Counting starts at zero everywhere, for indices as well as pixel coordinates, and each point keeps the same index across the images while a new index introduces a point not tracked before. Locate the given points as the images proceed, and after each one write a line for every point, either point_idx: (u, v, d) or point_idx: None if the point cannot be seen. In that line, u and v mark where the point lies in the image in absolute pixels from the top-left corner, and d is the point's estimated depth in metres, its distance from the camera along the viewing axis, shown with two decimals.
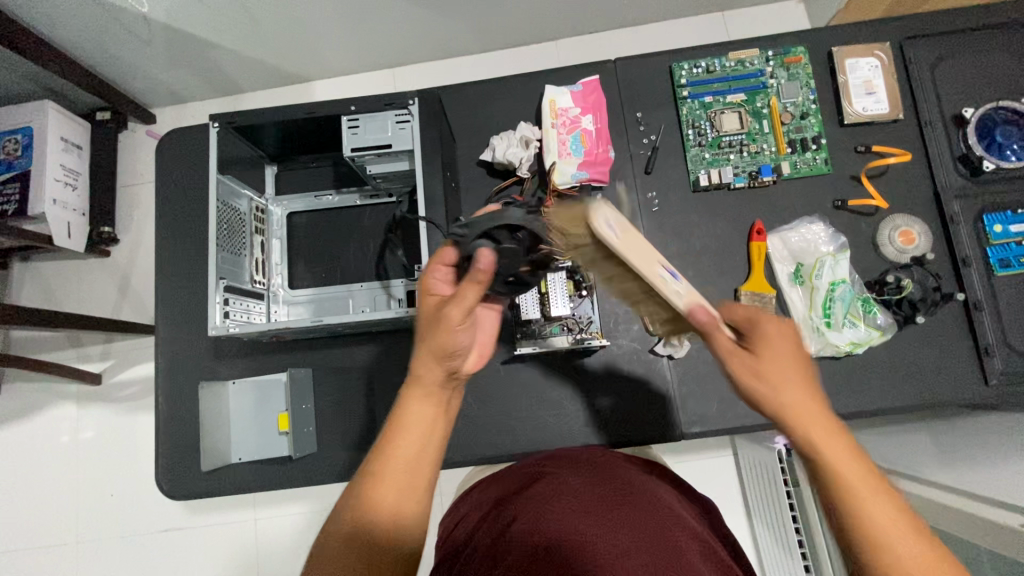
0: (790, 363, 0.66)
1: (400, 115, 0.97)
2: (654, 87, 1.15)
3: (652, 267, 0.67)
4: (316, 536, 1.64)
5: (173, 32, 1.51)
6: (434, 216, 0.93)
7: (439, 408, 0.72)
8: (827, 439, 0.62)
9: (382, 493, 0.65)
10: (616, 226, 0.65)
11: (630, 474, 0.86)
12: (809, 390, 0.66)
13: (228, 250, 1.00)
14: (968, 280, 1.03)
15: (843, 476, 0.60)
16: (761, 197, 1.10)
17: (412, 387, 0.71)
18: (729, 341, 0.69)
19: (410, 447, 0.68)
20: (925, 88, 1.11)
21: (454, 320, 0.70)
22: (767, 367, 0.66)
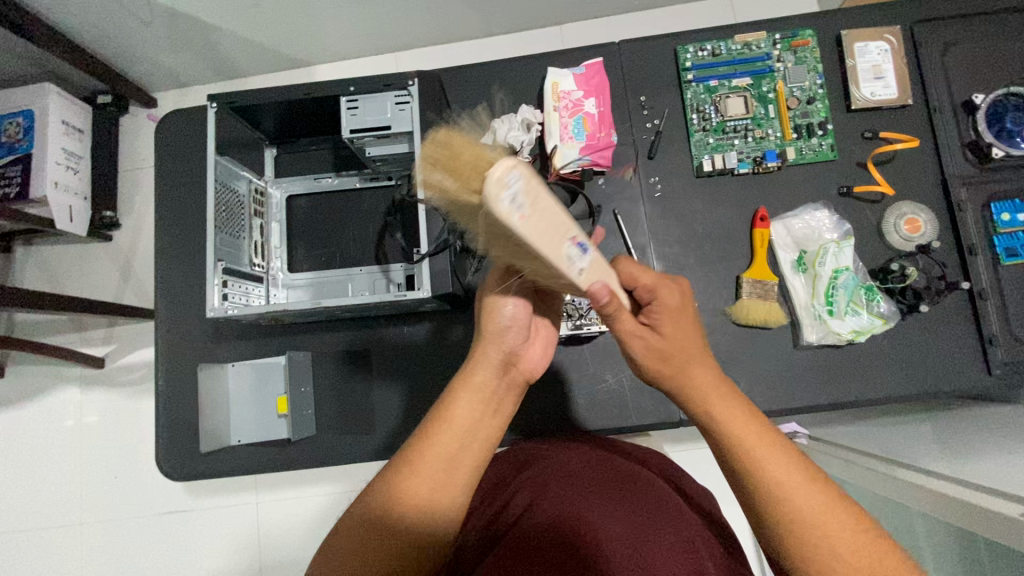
0: (683, 334, 0.66)
1: (399, 96, 0.96)
2: (658, 70, 1.13)
3: (557, 245, 0.54)
4: (315, 522, 1.65)
5: (171, 13, 1.49)
6: (434, 198, 0.92)
7: (492, 410, 0.67)
8: (744, 432, 0.61)
9: (413, 490, 0.61)
10: (519, 192, 0.50)
11: (630, 462, 0.86)
12: (708, 361, 0.67)
13: (227, 232, 1.00)
14: (974, 268, 1.02)
15: (744, 449, 0.61)
16: (765, 183, 1.09)
17: (466, 381, 0.67)
18: (631, 321, 0.66)
19: (450, 446, 0.64)
20: (934, 72, 1.09)
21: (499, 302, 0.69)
22: (661, 329, 0.66)
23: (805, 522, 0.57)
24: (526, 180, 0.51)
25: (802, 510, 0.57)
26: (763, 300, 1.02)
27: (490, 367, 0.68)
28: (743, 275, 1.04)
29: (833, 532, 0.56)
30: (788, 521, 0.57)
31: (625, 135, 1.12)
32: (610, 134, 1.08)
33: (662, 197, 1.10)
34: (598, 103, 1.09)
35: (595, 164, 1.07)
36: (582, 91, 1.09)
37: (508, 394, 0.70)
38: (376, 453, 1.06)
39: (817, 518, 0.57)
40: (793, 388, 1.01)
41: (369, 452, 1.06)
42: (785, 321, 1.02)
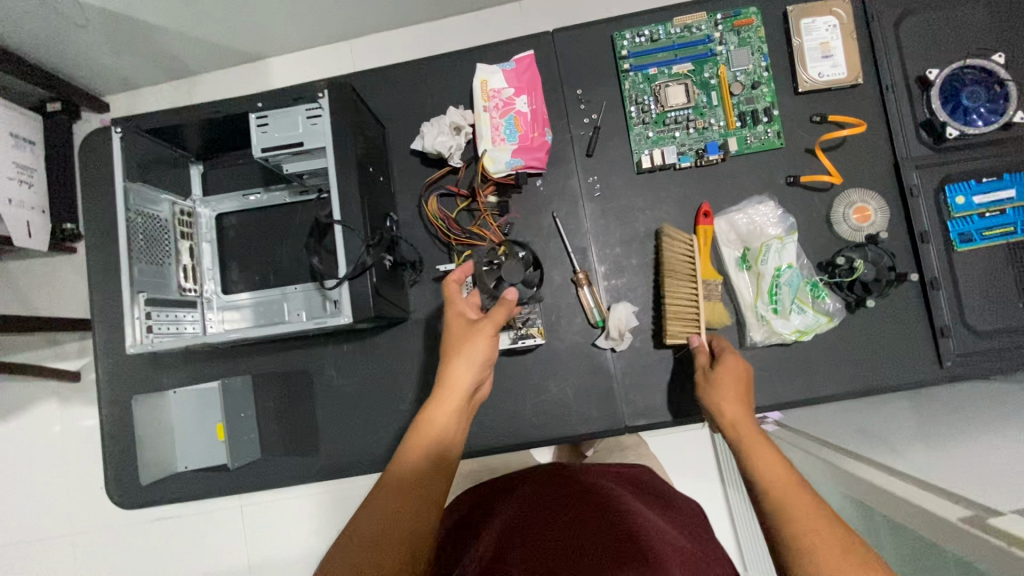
0: (739, 376, 0.85)
1: (310, 109, 0.90)
2: (594, 60, 1.07)
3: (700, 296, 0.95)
4: (298, 524, 1.67)
5: (109, 14, 1.41)
6: (351, 218, 0.87)
7: (459, 428, 0.78)
8: (764, 453, 0.74)
9: (418, 447, 0.74)
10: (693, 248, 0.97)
11: (612, 486, 0.86)
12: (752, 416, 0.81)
13: (148, 261, 0.96)
14: (926, 257, 0.98)
15: (768, 476, 0.71)
16: (709, 177, 1.04)
17: (438, 407, 0.77)
18: (703, 359, 0.89)
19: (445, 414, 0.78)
20: (886, 47, 1.02)
21: (472, 342, 0.81)
22: (725, 369, 0.85)
23: (808, 526, 0.64)
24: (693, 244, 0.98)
25: (803, 512, 0.66)
26: (707, 301, 0.98)
27: (457, 395, 0.79)
28: None
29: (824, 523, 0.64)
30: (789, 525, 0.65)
31: (562, 133, 1.07)
32: (544, 133, 1.03)
33: (603, 196, 1.06)
34: (531, 101, 1.03)
35: (528, 167, 1.02)
36: (513, 89, 1.03)
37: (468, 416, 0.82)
38: (323, 472, 1.06)
39: (809, 524, 0.65)
40: None
41: (318, 472, 1.06)
42: (730, 322, 0.99)
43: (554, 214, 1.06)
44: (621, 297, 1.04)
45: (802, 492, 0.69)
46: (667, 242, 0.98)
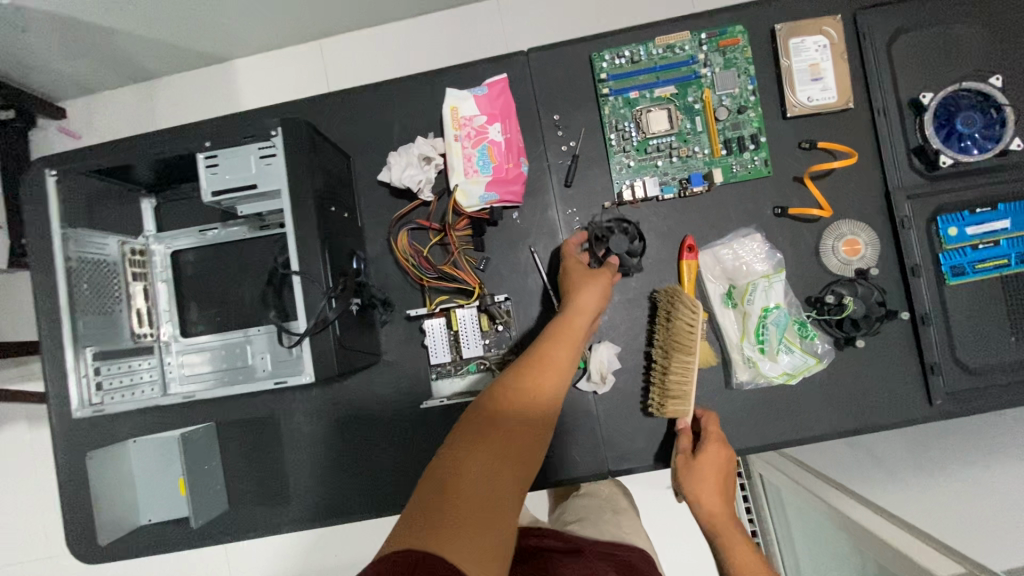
0: (718, 469, 0.86)
1: (263, 148, 0.83)
2: (572, 82, 1.00)
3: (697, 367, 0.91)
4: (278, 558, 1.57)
5: (57, 19, 1.29)
6: (312, 268, 0.81)
7: (571, 366, 0.81)
8: (739, 544, 0.82)
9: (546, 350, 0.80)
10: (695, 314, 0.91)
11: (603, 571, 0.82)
12: (728, 504, 0.86)
13: (95, 312, 0.90)
14: (917, 292, 0.94)
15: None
16: (692, 208, 0.98)
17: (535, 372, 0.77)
18: (682, 444, 0.90)
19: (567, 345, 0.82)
20: (878, 68, 0.97)
21: (579, 321, 0.84)
22: (705, 459, 0.86)
23: None
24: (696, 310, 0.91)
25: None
26: None
27: (558, 368, 0.79)
28: None
29: None
30: None
31: (538, 161, 1.01)
32: (520, 163, 0.97)
33: (582, 229, 1.00)
34: (504, 129, 0.96)
35: (503, 201, 0.96)
36: (486, 116, 0.97)
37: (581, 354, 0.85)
38: (294, 523, 1.01)
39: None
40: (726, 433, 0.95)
41: (289, 522, 1.01)
42: (715, 361, 0.95)
43: (532, 249, 1.00)
44: (603, 335, 0.99)
45: None
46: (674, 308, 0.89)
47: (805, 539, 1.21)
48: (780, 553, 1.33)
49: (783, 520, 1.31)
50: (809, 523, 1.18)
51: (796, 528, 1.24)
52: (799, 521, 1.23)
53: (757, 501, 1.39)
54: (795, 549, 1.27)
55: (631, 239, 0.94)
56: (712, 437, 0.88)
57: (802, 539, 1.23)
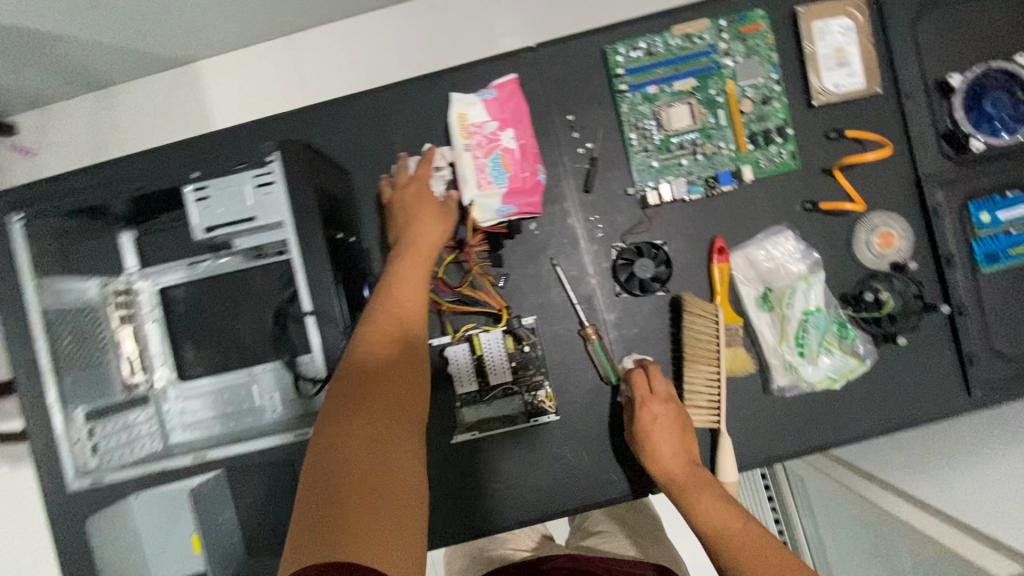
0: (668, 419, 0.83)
1: (259, 175, 0.75)
2: (586, 79, 0.93)
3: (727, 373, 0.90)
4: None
5: None
6: (325, 304, 0.74)
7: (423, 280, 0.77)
8: (701, 494, 0.79)
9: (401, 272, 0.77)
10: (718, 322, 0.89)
11: None
12: (682, 453, 0.83)
13: (80, 371, 0.87)
14: (953, 282, 0.91)
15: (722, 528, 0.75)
16: (720, 208, 0.93)
17: (389, 313, 0.73)
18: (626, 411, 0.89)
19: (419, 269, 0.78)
20: (905, 49, 0.92)
21: (423, 252, 0.80)
22: (654, 411, 0.83)
23: None
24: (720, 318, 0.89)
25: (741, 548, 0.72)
26: (727, 348, 0.90)
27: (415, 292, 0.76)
28: None
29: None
30: None
31: (554, 166, 0.94)
32: (536, 171, 0.90)
33: (605, 237, 0.94)
34: (517, 135, 0.90)
35: (521, 213, 0.90)
36: (496, 122, 0.90)
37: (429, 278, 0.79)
38: None
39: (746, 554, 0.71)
40: (767, 440, 0.92)
41: None
42: (752, 367, 0.91)
43: (553, 261, 0.94)
44: (634, 347, 0.94)
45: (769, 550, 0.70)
46: (692, 320, 0.88)
47: (835, 530, 1.20)
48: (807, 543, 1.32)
49: (809, 512, 1.30)
50: (840, 516, 1.17)
51: (825, 520, 1.23)
52: (827, 513, 1.22)
53: (780, 494, 1.39)
54: (823, 540, 1.26)
55: (659, 264, 0.92)
56: (642, 394, 0.84)
57: (831, 531, 1.22)
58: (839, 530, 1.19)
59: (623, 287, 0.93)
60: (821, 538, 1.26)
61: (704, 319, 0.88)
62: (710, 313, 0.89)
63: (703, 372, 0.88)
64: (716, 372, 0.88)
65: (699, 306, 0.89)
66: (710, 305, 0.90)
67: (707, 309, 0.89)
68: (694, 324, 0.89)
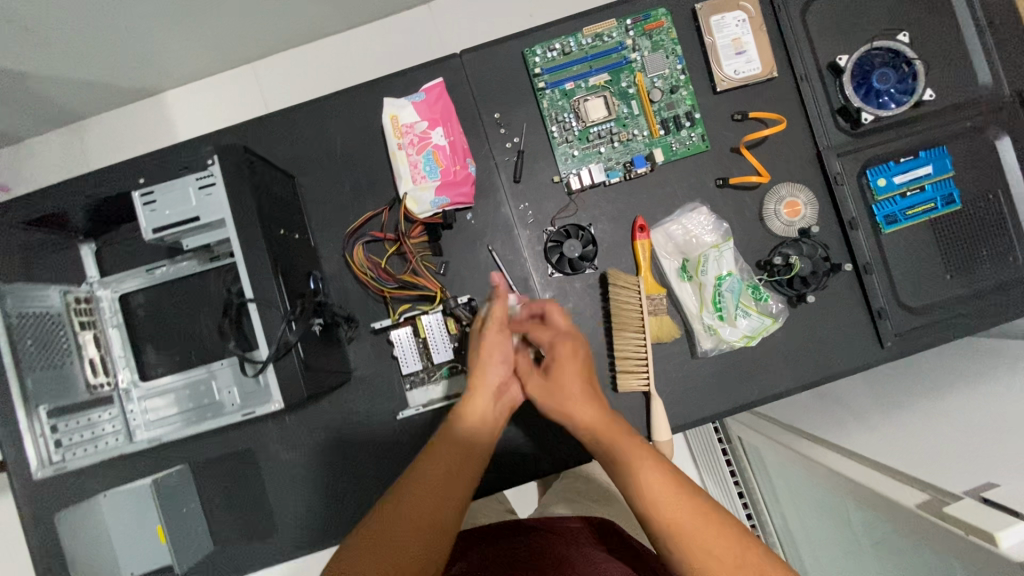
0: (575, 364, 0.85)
1: (201, 178, 0.81)
2: (509, 80, 1.01)
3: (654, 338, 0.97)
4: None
5: None
6: (267, 293, 0.80)
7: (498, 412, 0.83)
8: (625, 445, 0.77)
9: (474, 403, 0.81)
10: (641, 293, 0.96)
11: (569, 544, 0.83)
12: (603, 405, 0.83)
13: (45, 367, 0.86)
14: (857, 244, 0.99)
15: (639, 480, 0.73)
16: (640, 189, 1.01)
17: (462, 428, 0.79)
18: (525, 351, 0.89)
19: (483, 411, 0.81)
20: (797, 36, 1.01)
21: (489, 379, 0.83)
22: (561, 352, 0.85)
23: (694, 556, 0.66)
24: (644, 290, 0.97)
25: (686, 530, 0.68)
26: (653, 317, 0.97)
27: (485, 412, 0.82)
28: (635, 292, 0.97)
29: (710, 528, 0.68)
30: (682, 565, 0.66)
31: (485, 160, 1.01)
32: (466, 165, 0.97)
33: (537, 222, 1.02)
34: (446, 133, 0.97)
35: (455, 204, 0.97)
36: (427, 121, 0.97)
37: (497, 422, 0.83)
38: (283, 554, 0.99)
39: (671, 512, 0.70)
40: (698, 402, 0.98)
41: (278, 555, 0.99)
42: (679, 333, 0.98)
43: (490, 247, 1.01)
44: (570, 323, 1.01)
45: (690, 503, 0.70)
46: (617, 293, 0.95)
47: (786, 490, 1.26)
48: (766, 510, 1.37)
49: (765, 479, 1.35)
50: (788, 478, 1.22)
51: (776, 481, 1.29)
52: (778, 476, 1.27)
53: (739, 465, 1.43)
54: (778, 502, 1.31)
55: (586, 244, 0.99)
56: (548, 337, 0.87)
57: (784, 492, 1.27)
58: (791, 493, 1.24)
59: (555, 267, 1.00)
60: (777, 501, 1.31)
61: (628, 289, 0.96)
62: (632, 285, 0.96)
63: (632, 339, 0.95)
64: (642, 338, 0.95)
65: (622, 279, 0.96)
66: (632, 277, 0.97)
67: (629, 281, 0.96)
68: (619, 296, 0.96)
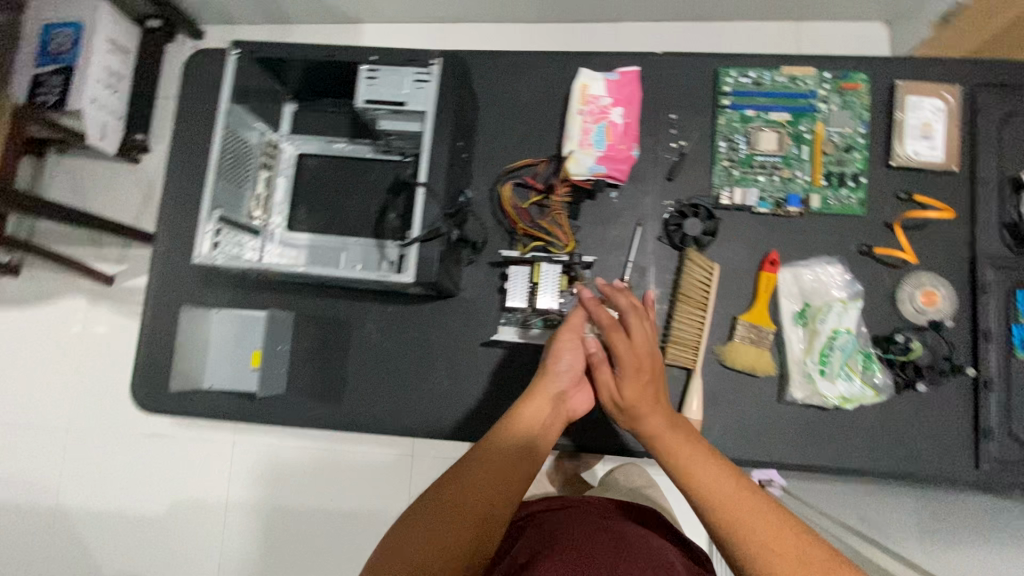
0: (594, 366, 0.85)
1: (419, 73, 0.93)
2: (695, 89, 1.08)
3: (743, 366, 0.98)
4: (300, 479, 1.56)
5: None
6: (434, 183, 0.90)
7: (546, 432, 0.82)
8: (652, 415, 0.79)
9: (522, 413, 0.81)
10: (744, 325, 0.99)
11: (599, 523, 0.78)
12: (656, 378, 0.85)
13: (229, 181, 1.00)
14: (985, 356, 0.96)
15: (668, 442, 0.77)
16: (780, 227, 1.04)
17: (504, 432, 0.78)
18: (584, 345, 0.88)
19: (534, 418, 0.82)
20: (987, 142, 1.01)
21: (549, 388, 0.85)
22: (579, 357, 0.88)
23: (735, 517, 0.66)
24: (748, 324, 0.99)
25: (748, 527, 0.64)
26: (754, 347, 0.98)
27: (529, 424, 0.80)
28: (740, 317, 1.00)
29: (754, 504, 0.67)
30: (729, 530, 0.65)
31: (647, 151, 1.08)
32: (631, 147, 1.04)
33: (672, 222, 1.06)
34: (625, 114, 1.04)
35: (609, 176, 1.03)
36: (611, 99, 1.05)
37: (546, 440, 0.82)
38: (337, 423, 1.07)
39: (693, 470, 0.72)
40: (766, 443, 0.98)
41: (336, 422, 1.07)
42: (773, 372, 0.98)
43: (623, 229, 1.07)
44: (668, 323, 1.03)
45: (728, 476, 0.71)
46: (689, 272, 1.00)
47: None
48: None
49: None
50: None
51: None
52: None
53: None
54: None
55: (706, 231, 1.03)
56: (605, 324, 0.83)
57: None
58: None
59: (667, 236, 1.04)
60: None
61: (702, 278, 1.01)
62: (706, 275, 1.01)
63: (694, 322, 1.00)
64: (703, 317, 1.00)
65: (702, 266, 1.01)
66: (709, 262, 1.02)
67: (707, 272, 1.01)
68: (694, 284, 1.01)
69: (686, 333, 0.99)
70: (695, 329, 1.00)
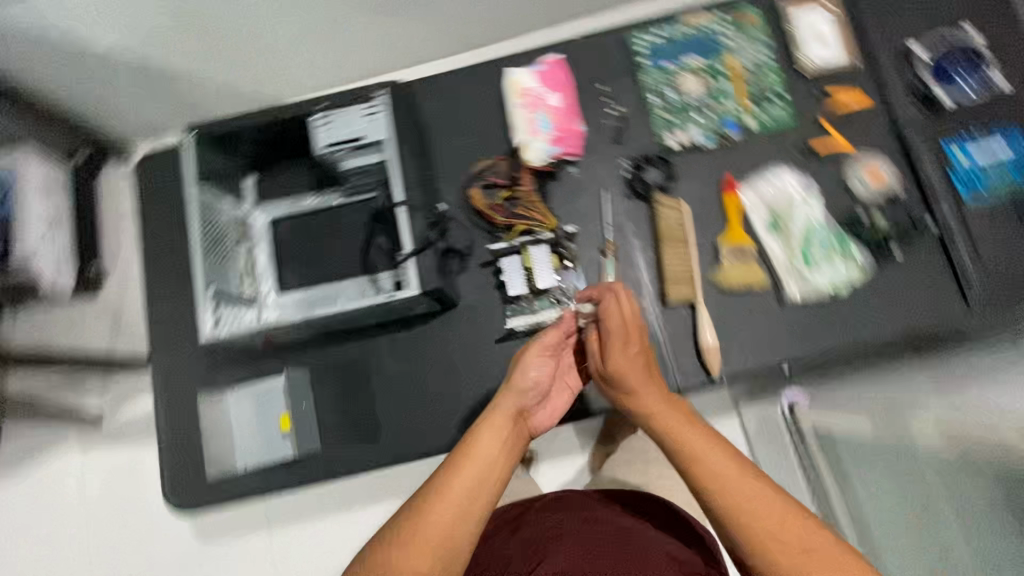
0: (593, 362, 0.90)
1: (367, 108, 1.06)
2: (615, 58, 1.18)
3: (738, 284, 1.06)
4: None
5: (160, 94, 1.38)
6: (413, 200, 1.05)
7: (507, 439, 0.82)
8: (657, 410, 0.81)
9: (481, 439, 0.80)
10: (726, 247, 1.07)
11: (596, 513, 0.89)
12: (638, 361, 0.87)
13: (214, 259, 1.08)
14: (938, 208, 1.05)
15: (661, 423, 0.80)
16: (728, 152, 1.12)
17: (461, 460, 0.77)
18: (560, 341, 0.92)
19: (491, 436, 0.80)
20: (875, 29, 1.14)
21: (504, 404, 0.85)
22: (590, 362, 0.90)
23: (743, 515, 0.69)
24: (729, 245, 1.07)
25: (750, 518, 0.68)
26: (742, 264, 1.06)
27: (488, 446, 0.79)
28: (720, 241, 1.08)
29: (766, 499, 0.69)
30: (737, 516, 0.69)
31: (589, 123, 1.16)
32: (576, 123, 1.13)
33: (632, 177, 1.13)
34: (562, 98, 1.14)
35: (565, 154, 1.12)
36: (544, 87, 1.14)
37: (517, 443, 0.84)
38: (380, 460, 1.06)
39: (714, 466, 0.73)
40: (780, 345, 1.03)
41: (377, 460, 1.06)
42: (767, 280, 1.06)
43: (591, 197, 1.13)
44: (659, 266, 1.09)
45: (727, 453, 0.74)
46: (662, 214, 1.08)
47: None
48: None
49: None
50: None
51: None
52: None
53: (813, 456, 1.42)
54: None
55: (664, 176, 1.12)
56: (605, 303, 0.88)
57: None
58: None
59: (632, 191, 1.12)
60: None
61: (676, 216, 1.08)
62: (679, 211, 1.08)
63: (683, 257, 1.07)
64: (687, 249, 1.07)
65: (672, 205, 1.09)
66: (676, 199, 1.10)
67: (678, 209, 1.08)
68: (671, 223, 1.08)
69: (678, 270, 1.07)
70: (685, 262, 1.07)
